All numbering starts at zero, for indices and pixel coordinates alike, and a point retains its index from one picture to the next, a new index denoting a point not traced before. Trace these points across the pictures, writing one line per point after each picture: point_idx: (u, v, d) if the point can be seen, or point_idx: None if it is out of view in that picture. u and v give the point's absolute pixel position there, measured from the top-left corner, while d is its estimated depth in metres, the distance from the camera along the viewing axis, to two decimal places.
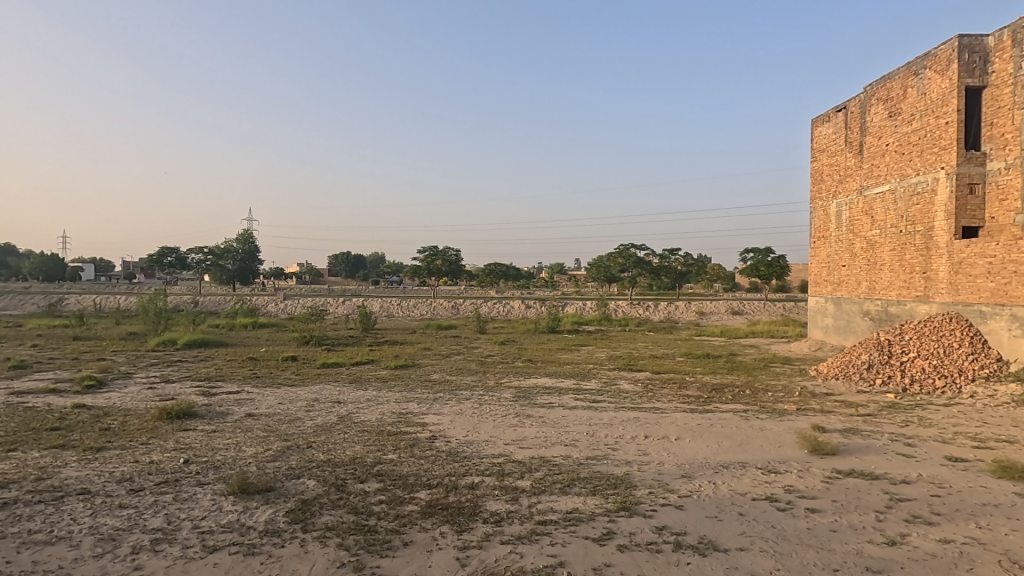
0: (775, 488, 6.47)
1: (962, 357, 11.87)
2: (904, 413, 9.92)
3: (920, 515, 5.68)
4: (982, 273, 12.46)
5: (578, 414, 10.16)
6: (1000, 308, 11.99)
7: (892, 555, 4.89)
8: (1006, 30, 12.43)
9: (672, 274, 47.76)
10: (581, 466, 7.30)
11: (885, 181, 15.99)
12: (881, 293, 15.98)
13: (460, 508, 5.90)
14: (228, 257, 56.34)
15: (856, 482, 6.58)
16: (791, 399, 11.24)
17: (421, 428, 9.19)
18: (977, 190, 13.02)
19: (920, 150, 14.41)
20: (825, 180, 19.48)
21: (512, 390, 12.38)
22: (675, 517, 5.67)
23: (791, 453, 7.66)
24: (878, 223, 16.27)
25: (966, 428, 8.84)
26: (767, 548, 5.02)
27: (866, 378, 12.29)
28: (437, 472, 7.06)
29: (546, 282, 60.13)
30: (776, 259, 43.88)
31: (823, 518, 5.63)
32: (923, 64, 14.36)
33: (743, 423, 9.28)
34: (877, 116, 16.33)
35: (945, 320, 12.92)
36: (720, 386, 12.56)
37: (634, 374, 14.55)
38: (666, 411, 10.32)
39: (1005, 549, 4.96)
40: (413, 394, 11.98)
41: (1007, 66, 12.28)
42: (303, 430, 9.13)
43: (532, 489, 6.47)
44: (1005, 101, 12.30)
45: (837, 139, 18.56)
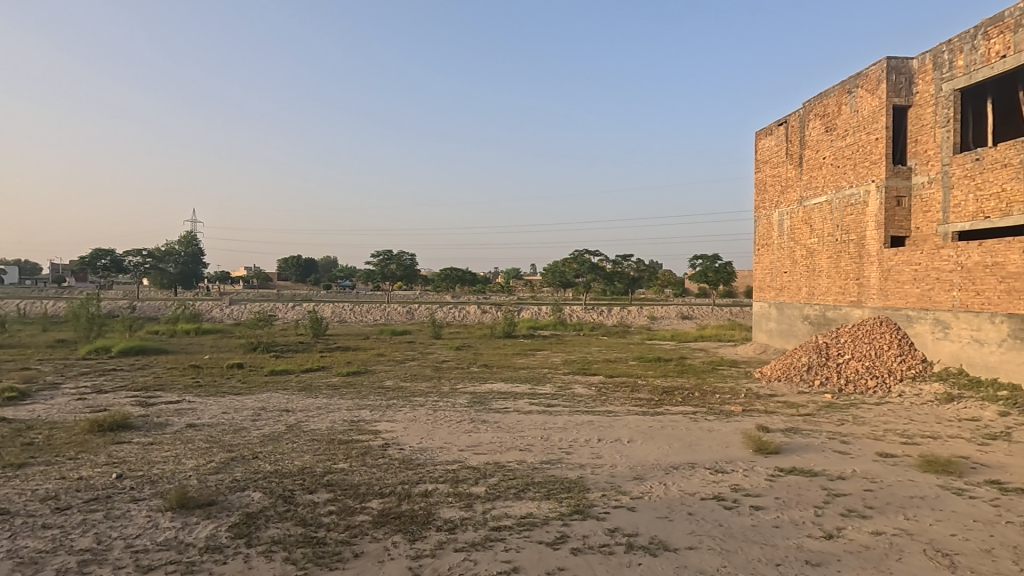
0: (722, 486, 6.69)
1: (892, 358, 12.63)
2: (841, 412, 10.46)
3: (855, 509, 5.98)
4: (909, 280, 13.22)
5: (532, 419, 10.21)
6: (924, 313, 12.70)
7: (830, 548, 5.12)
8: (928, 54, 13.33)
9: (625, 280, 49.05)
10: (536, 470, 7.32)
11: (822, 192, 16.85)
12: (819, 298, 16.83)
13: (413, 517, 5.81)
14: (169, 259, 54.08)
15: (798, 479, 6.88)
16: (737, 400, 11.67)
17: (373, 436, 8.99)
18: (902, 202, 13.94)
19: (854, 163, 15.29)
20: (767, 190, 20.39)
21: (467, 396, 12.30)
22: (627, 519, 5.76)
23: (737, 453, 7.95)
24: (816, 232, 17.14)
25: (895, 425, 9.40)
26: (715, 546, 5.17)
27: (805, 379, 12.93)
28: (390, 480, 6.92)
29: (502, 285, 60.44)
30: (723, 264, 45.74)
31: (766, 515, 5.86)
32: (855, 83, 15.26)
33: (692, 425, 9.55)
34: (815, 131, 17.21)
35: (876, 324, 13.70)
36: (671, 388, 12.90)
37: (588, 377, 14.73)
38: (618, 414, 10.52)
39: (930, 538, 5.29)
40: (365, 402, 11.71)
41: (929, 88, 13.19)
42: (248, 440, 8.79)
43: (486, 495, 6.44)
44: (927, 119, 13.22)
45: (779, 151, 19.45)
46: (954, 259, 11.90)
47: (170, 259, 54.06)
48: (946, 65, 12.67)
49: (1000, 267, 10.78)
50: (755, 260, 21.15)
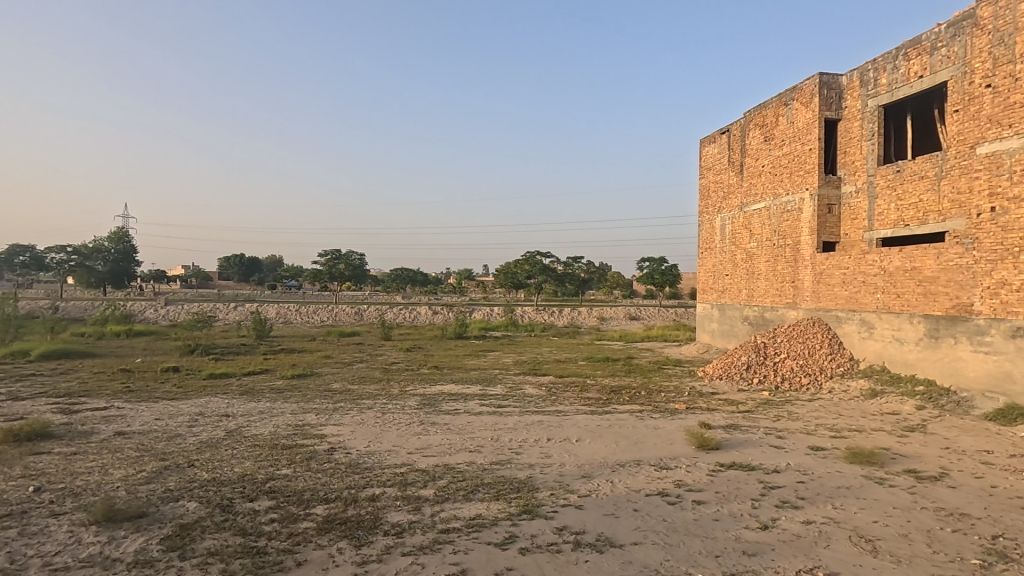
0: (666, 482, 6.90)
1: (823, 356, 13.39)
2: (777, 408, 10.99)
3: (788, 500, 6.30)
4: (838, 282, 14.04)
5: (483, 420, 10.20)
6: (852, 314, 13.52)
7: (765, 538, 5.37)
8: (856, 72, 14.21)
9: (576, 281, 49.83)
10: (486, 471, 7.32)
11: (761, 199, 17.66)
12: (758, 299, 17.64)
13: (359, 522, 5.68)
14: (98, 256, 50.20)
15: (736, 473, 7.18)
16: (681, 398, 12.06)
17: (319, 440, 8.74)
18: (833, 209, 14.81)
19: (790, 172, 16.11)
20: (710, 195, 21.18)
21: (417, 398, 12.17)
22: (575, 517, 5.84)
23: (681, 450, 8.21)
24: (755, 236, 17.95)
25: (825, 420, 9.96)
26: (659, 541, 5.32)
27: (745, 377, 13.52)
28: (336, 485, 6.75)
29: (454, 286, 60.18)
30: (670, 267, 47.23)
31: (708, 509, 6.08)
32: (791, 96, 16.07)
33: (639, 423, 9.80)
34: (754, 140, 18.02)
35: (809, 325, 14.48)
36: (619, 388, 13.19)
37: (538, 378, 14.86)
38: (568, 413, 10.67)
39: (855, 526, 5.64)
40: (311, 405, 11.36)
41: (856, 103, 14.06)
42: (184, 447, 8.36)
43: (435, 497, 6.39)
44: (855, 132, 14.09)
45: (722, 159, 20.25)
46: (878, 264, 12.72)
47: (98, 256, 50.22)
48: (872, 83, 13.54)
49: (918, 272, 11.60)
50: (698, 263, 21.93)
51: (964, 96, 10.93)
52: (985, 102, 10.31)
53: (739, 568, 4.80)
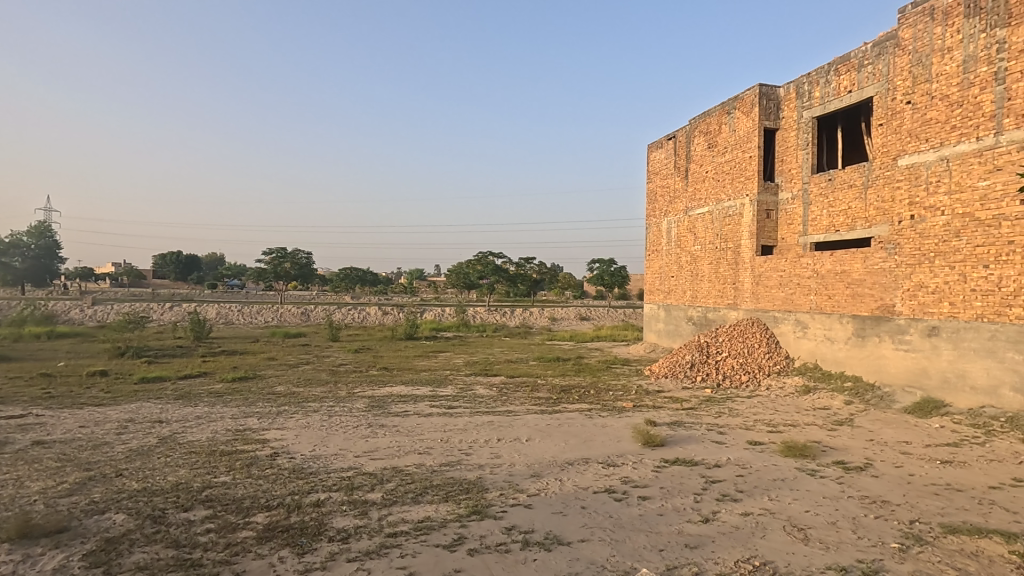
0: (613, 479, 7.04)
1: (761, 355, 14.02)
2: (718, 405, 11.43)
3: (728, 493, 6.56)
4: (775, 284, 14.74)
5: (432, 421, 10.10)
6: (787, 314, 14.23)
7: (706, 531, 5.57)
8: (792, 84, 14.96)
9: (528, 281, 50.20)
10: (435, 473, 7.25)
11: (705, 203, 18.31)
12: (701, 300, 18.29)
13: (303, 529, 5.51)
14: (14, 252, 46.67)
15: (680, 469, 7.41)
16: (628, 396, 12.35)
17: (261, 446, 8.42)
18: (771, 215, 15.54)
19: (731, 178, 16.78)
20: (657, 199, 21.80)
21: (365, 400, 11.91)
22: (524, 516, 5.87)
23: (628, 447, 8.40)
24: (699, 240, 18.60)
25: (763, 415, 10.44)
26: (605, 537, 5.42)
27: (689, 375, 13.99)
28: (278, 491, 6.51)
29: (406, 287, 59.40)
30: (618, 268, 48.32)
31: (652, 504, 6.24)
32: (733, 105, 16.76)
33: (588, 421, 9.95)
34: (699, 147, 18.65)
35: (749, 324, 15.14)
36: (569, 387, 13.35)
37: (489, 378, 14.86)
38: (518, 413, 10.72)
39: (788, 516, 5.93)
40: (252, 409, 10.93)
41: (792, 114, 14.81)
42: (111, 456, 7.85)
43: (383, 501, 6.27)
44: (791, 142, 14.84)
45: (668, 164, 20.87)
46: (811, 267, 13.44)
47: (15, 252, 46.68)
48: (806, 95, 14.29)
49: (847, 275, 12.33)
50: (646, 265, 22.52)
51: (887, 111, 11.67)
52: (906, 117, 11.05)
53: (681, 561, 4.95)
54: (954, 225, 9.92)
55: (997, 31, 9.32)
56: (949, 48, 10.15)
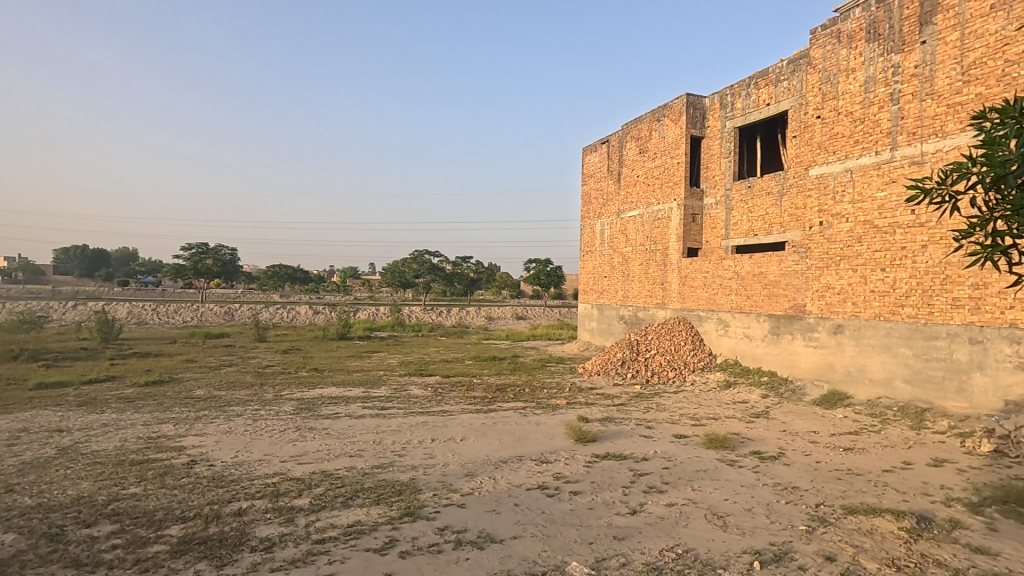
0: (546, 476, 7.15)
1: (687, 352, 14.70)
2: (647, 401, 11.86)
3: (654, 485, 6.83)
4: (700, 285, 15.49)
5: (364, 423, 9.86)
6: (711, 313, 14.99)
7: (634, 522, 5.77)
8: (716, 95, 15.77)
9: (465, 281, 50.00)
10: (366, 476, 7.08)
11: (636, 206, 18.95)
12: (632, 300, 18.93)
13: (222, 540, 5.22)
14: None
15: (610, 463, 7.64)
16: (562, 394, 12.58)
17: (177, 453, 7.89)
18: (697, 219, 16.33)
19: (661, 183, 17.47)
20: (591, 201, 22.33)
21: (293, 402, 11.45)
22: (457, 516, 5.85)
23: (561, 443, 8.56)
24: (631, 241, 19.23)
25: (688, 410, 10.93)
26: (537, 533, 5.50)
27: (620, 372, 14.45)
28: (195, 502, 6.13)
29: (338, 286, 57.53)
30: (554, 269, 49.09)
31: (583, 498, 6.40)
32: (662, 113, 17.44)
33: (522, 420, 10.05)
34: (631, 152, 19.29)
35: (676, 323, 15.83)
36: (504, 386, 13.42)
37: (424, 378, 14.68)
38: (452, 413, 10.66)
39: (709, 504, 6.25)
40: (168, 415, 10.23)
41: (717, 123, 15.61)
42: (0, 470, 7.10)
43: (310, 506, 6.05)
44: (716, 150, 15.64)
45: (602, 167, 21.43)
46: (732, 269, 14.24)
47: None
48: (729, 106, 15.10)
49: (763, 277, 13.16)
50: (580, 265, 23.03)
51: (800, 124, 12.55)
52: (816, 130, 11.92)
53: (610, 553, 5.10)
54: (856, 231, 10.81)
55: (893, 56, 10.23)
56: (853, 69, 11.04)
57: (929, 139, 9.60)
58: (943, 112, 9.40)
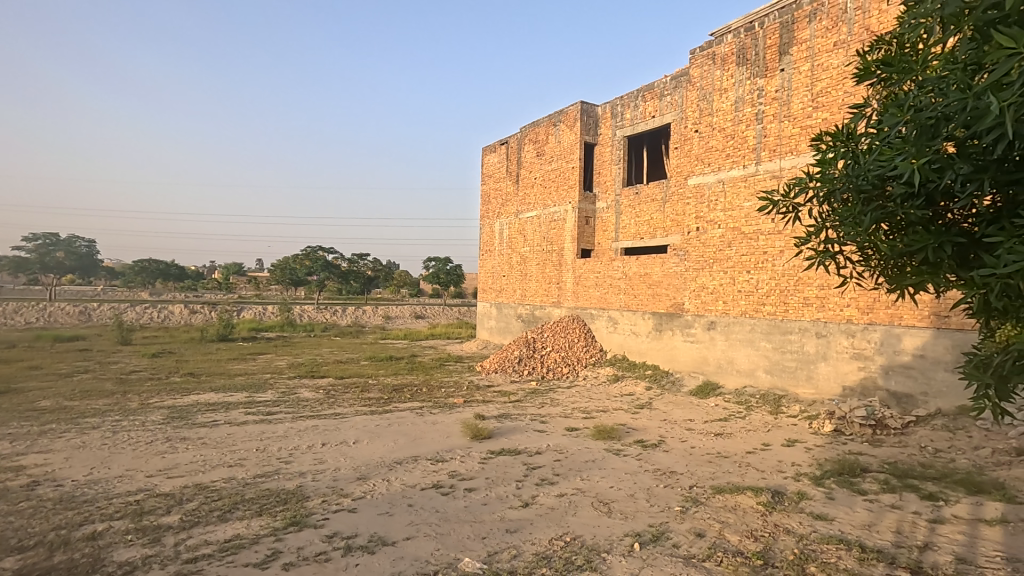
0: (441, 474, 7.13)
1: (580, 348, 15.37)
2: (542, 396, 12.23)
3: (546, 478, 7.07)
4: (592, 284, 16.24)
5: (247, 429, 9.21)
6: (602, 311, 15.78)
7: (526, 514, 5.94)
8: (608, 105, 16.62)
9: (361, 279, 48.35)
10: (247, 486, 6.62)
11: (534, 207, 19.44)
12: (529, 298, 19.42)
13: (71, 569, 4.62)
14: None
15: (505, 459, 7.79)
16: (459, 392, 12.59)
17: (14, 475, 6.85)
18: (590, 221, 17.11)
19: (557, 186, 18.08)
20: (490, 201, 22.58)
21: (163, 411, 10.41)
22: (347, 522, 5.66)
23: (457, 442, 8.58)
24: (528, 242, 19.70)
25: (579, 404, 11.43)
26: (430, 532, 5.47)
27: (517, 370, 14.78)
28: (36, 528, 5.37)
29: (220, 283, 53.08)
30: (454, 267, 48.95)
31: (477, 495, 6.47)
32: (559, 118, 18.06)
33: (418, 419, 9.93)
34: (529, 154, 19.76)
35: (570, 321, 16.48)
36: (400, 386, 13.16)
37: (314, 380, 13.99)
38: (345, 415, 10.28)
39: (596, 493, 6.59)
40: (3, 430, 8.86)
41: (608, 131, 16.46)
42: None
43: (181, 523, 5.54)
44: (607, 157, 16.49)
45: (501, 168, 21.74)
46: (621, 269, 15.08)
47: None
48: (620, 116, 15.99)
49: (649, 277, 14.09)
50: (479, 264, 23.18)
51: (680, 137, 13.58)
52: (694, 143, 12.95)
53: (502, 546, 5.20)
54: (727, 237, 11.90)
55: (758, 80, 11.41)
56: (726, 89, 12.15)
57: (786, 156, 10.82)
58: (797, 133, 10.64)
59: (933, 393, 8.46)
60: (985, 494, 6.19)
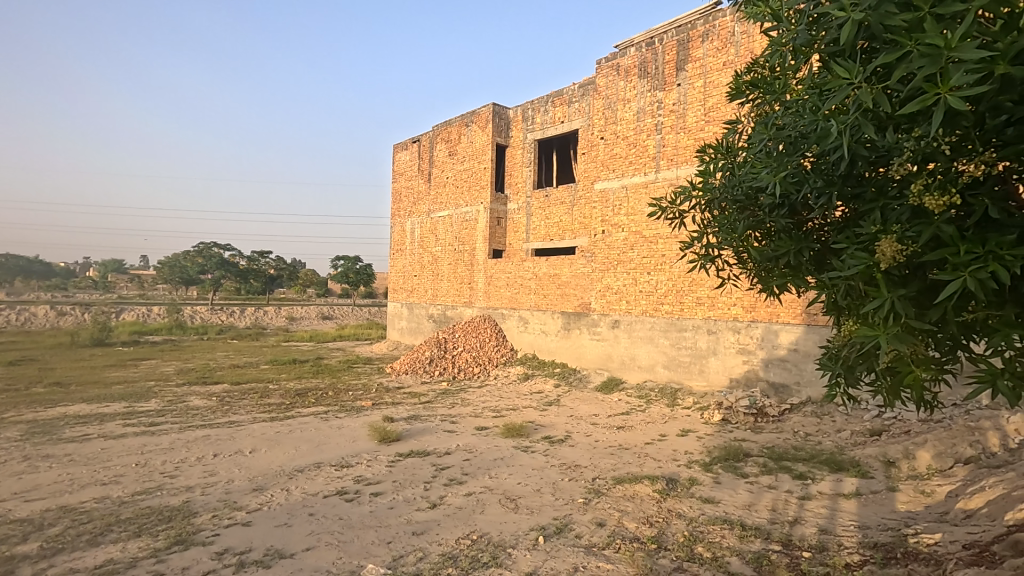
0: (346, 480, 6.90)
1: (491, 348, 15.51)
2: (452, 397, 12.20)
3: (455, 478, 7.06)
4: (503, 285, 16.43)
5: (126, 442, 8.37)
6: (512, 311, 16.00)
7: (433, 516, 5.89)
8: (519, 108, 16.90)
9: (262, 278, 45.59)
10: (125, 505, 6.01)
11: (446, 207, 19.33)
12: (441, 298, 19.28)
13: None
14: None
15: (413, 461, 7.68)
16: (367, 395, 12.25)
17: None
18: (501, 222, 17.31)
19: (468, 186, 18.10)
20: (401, 199, 22.17)
21: (21, 426, 9.20)
22: (240, 536, 5.31)
23: (363, 446, 8.34)
24: (440, 241, 19.56)
25: (490, 403, 11.52)
26: (332, 541, 5.27)
27: (427, 371, 14.63)
28: None
29: (96, 282, 47.73)
30: (364, 267, 47.49)
31: (384, 499, 6.32)
32: (470, 118, 18.10)
33: (322, 425, 9.53)
34: (441, 153, 19.63)
35: (481, 321, 16.58)
36: (303, 390, 12.56)
37: (206, 387, 13.00)
38: (240, 423, 9.65)
39: (504, 490, 6.67)
40: None
41: (519, 134, 16.74)
42: None
43: (40, 552, 4.92)
44: (518, 159, 16.76)
45: (412, 166, 21.41)
46: (531, 270, 15.39)
47: None
48: (530, 119, 16.31)
49: (557, 278, 14.50)
50: (390, 263, 22.66)
51: (588, 143, 14.09)
52: (600, 149, 13.50)
53: (407, 549, 5.13)
54: (629, 240, 12.53)
55: (657, 93, 12.11)
56: (628, 99, 12.78)
57: (682, 166, 11.58)
58: (692, 144, 11.42)
59: (804, 382, 9.44)
60: (844, 471, 7.01)
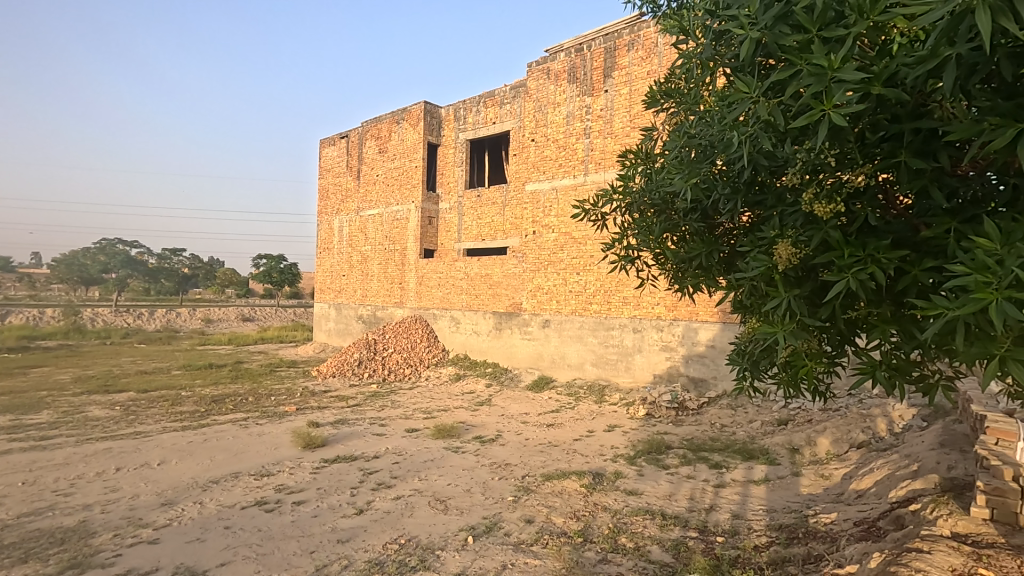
0: (266, 490, 6.59)
1: (422, 349, 15.33)
2: (382, 399, 11.93)
3: (383, 481, 6.92)
4: (434, 285, 16.26)
5: (10, 459, 7.55)
6: (444, 311, 15.88)
7: (360, 522, 5.74)
8: (451, 107, 16.81)
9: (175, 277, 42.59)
10: (8, 529, 5.42)
11: (376, 205, 18.88)
12: (371, 299, 18.82)
13: None
14: None
15: (340, 466, 7.45)
16: (291, 400, 11.74)
17: None
18: (433, 222, 17.14)
19: (399, 184, 17.78)
20: (329, 197, 21.43)
21: None
22: (146, 555, 4.94)
23: (286, 453, 7.99)
24: (369, 240, 19.08)
25: (420, 404, 11.38)
26: (250, 554, 5.01)
27: (356, 373, 14.24)
28: None
29: None
30: (289, 266, 45.49)
31: (307, 507, 6.09)
32: (401, 116, 17.79)
33: (241, 432, 9.04)
34: (371, 150, 19.16)
35: (412, 321, 16.34)
36: (220, 397, 11.85)
37: (109, 396, 11.98)
38: (148, 433, 8.97)
39: (434, 492, 6.61)
40: None
41: (451, 133, 16.64)
42: None
43: None
44: (450, 158, 16.66)
45: (341, 163, 20.76)
46: (463, 270, 15.33)
47: None
48: (462, 119, 16.26)
49: (489, 278, 14.54)
50: (317, 263, 21.84)
51: (519, 144, 14.24)
52: (531, 151, 13.68)
53: (332, 557, 4.97)
54: (559, 241, 12.77)
55: (586, 98, 12.44)
56: (558, 103, 13.03)
57: (609, 170, 11.95)
58: (618, 149, 11.82)
59: (720, 376, 10.02)
60: (754, 459, 7.51)
